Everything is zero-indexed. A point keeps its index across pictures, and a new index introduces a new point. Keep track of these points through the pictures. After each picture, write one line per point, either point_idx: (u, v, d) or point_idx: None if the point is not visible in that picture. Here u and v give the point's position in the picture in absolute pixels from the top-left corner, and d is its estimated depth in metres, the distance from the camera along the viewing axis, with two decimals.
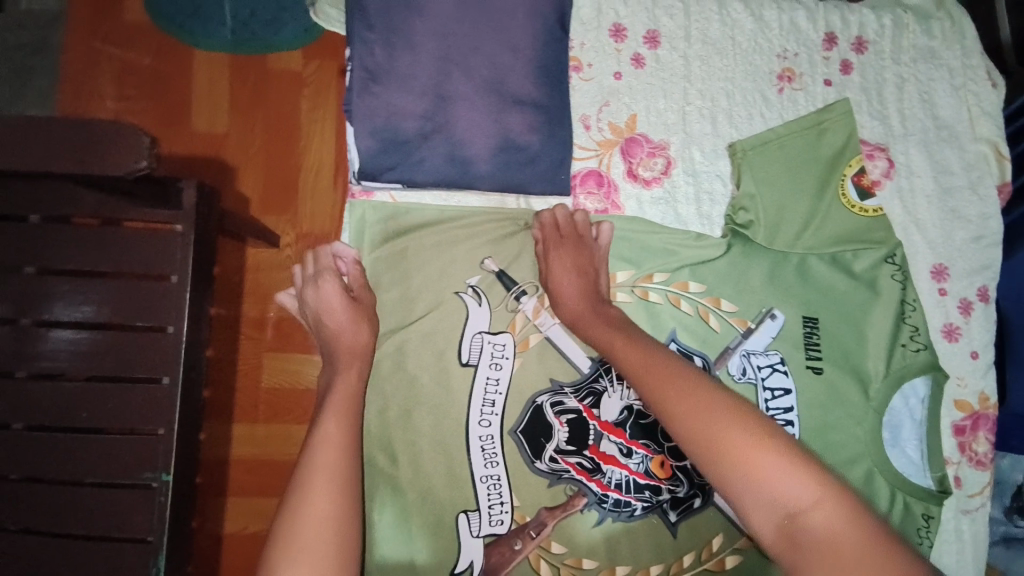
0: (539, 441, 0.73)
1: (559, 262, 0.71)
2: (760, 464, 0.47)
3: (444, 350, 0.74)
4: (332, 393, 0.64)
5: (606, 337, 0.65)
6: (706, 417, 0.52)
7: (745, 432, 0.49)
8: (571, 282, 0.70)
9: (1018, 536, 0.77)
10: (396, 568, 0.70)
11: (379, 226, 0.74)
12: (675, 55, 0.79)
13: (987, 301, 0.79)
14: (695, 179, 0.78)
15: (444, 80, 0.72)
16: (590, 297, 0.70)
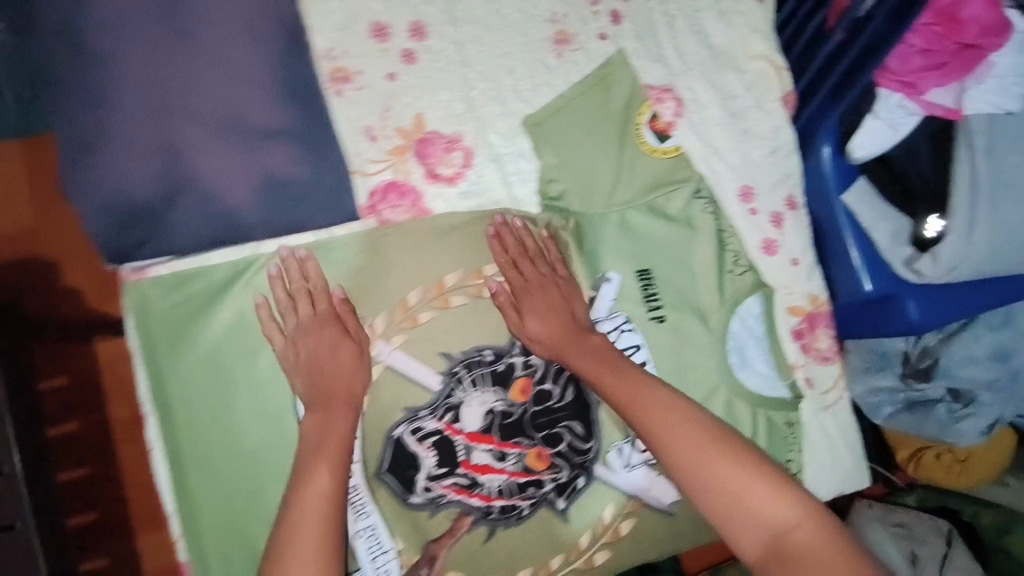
0: (408, 473, 0.72)
1: (529, 302, 0.74)
2: (746, 494, 0.63)
3: (279, 415, 0.69)
4: (323, 442, 0.64)
5: (591, 365, 0.72)
6: (697, 450, 0.65)
7: (730, 463, 0.64)
8: (541, 326, 0.73)
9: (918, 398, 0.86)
10: None
11: (164, 300, 0.67)
12: (446, 43, 0.75)
13: (796, 209, 0.83)
14: (498, 163, 0.76)
15: (170, 134, 0.65)
16: (568, 330, 0.74)
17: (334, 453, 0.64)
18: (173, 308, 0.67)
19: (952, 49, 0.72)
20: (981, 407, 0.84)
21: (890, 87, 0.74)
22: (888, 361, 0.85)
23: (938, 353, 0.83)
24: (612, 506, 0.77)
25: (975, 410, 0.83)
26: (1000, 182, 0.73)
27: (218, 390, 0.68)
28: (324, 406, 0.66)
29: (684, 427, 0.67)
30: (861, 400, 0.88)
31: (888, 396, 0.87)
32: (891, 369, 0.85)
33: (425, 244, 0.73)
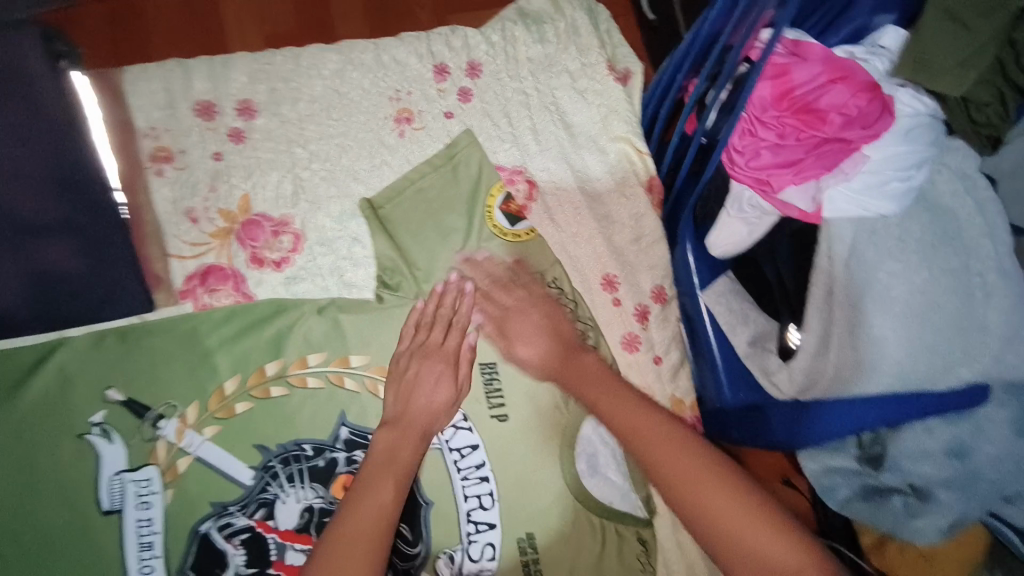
0: (211, 574, 0.65)
1: (420, 377, 0.65)
2: (745, 534, 0.51)
3: (78, 502, 0.64)
4: (392, 458, 0.60)
5: (591, 392, 0.63)
6: (695, 482, 0.54)
7: (727, 498, 0.53)
8: (436, 391, 0.65)
9: (879, 486, 0.69)
10: None
11: None
12: (278, 122, 0.73)
13: (663, 301, 0.75)
14: (329, 247, 0.73)
15: None
16: (554, 352, 0.66)
17: (402, 468, 0.60)
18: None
19: (809, 143, 0.65)
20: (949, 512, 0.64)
21: (744, 183, 0.68)
22: (842, 444, 0.70)
23: (887, 441, 0.68)
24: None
25: (935, 508, 0.64)
26: (870, 295, 0.63)
27: (16, 477, 0.64)
28: (402, 424, 0.63)
29: (674, 451, 0.56)
30: (812, 480, 0.72)
31: (844, 479, 0.70)
32: (845, 449, 0.70)
33: (238, 333, 0.69)
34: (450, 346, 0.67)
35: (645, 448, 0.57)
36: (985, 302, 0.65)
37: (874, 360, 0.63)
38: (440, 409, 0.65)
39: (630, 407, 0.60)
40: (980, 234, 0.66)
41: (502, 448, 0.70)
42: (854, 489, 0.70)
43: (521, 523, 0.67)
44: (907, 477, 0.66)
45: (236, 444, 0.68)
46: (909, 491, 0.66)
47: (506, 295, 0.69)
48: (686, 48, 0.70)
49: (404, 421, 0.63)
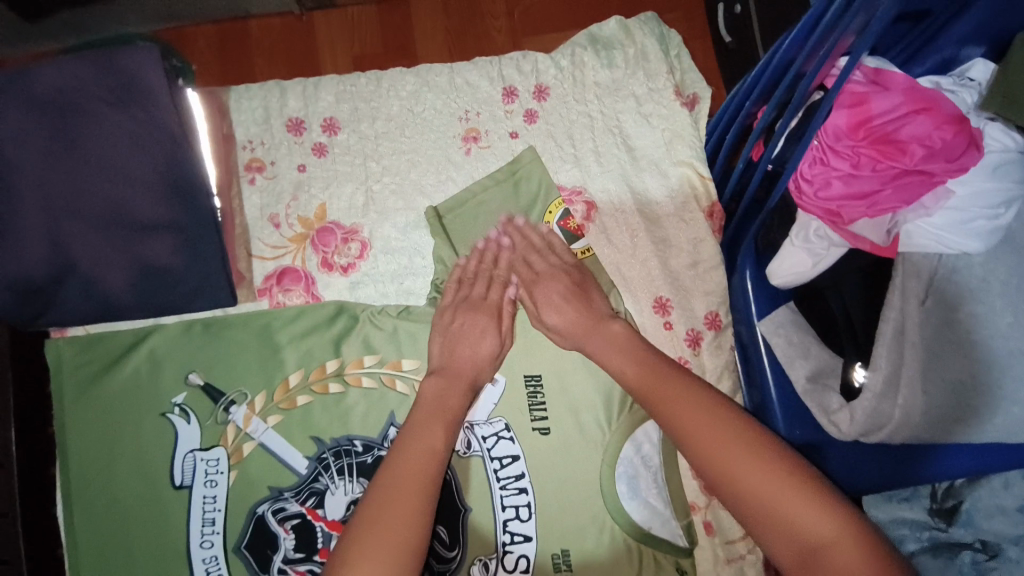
0: (265, 552, 0.71)
1: (483, 329, 0.71)
2: (776, 495, 0.53)
3: (156, 475, 0.72)
4: (430, 401, 0.66)
5: (615, 360, 0.65)
6: (727, 447, 0.56)
7: (758, 462, 0.55)
8: (495, 343, 0.71)
9: (946, 540, 0.65)
10: None
11: (77, 362, 0.73)
12: (356, 137, 0.79)
13: (718, 328, 0.74)
14: (393, 256, 0.77)
15: (60, 222, 0.64)
16: (584, 318, 0.69)
17: (445, 412, 0.65)
18: (87, 363, 0.73)
19: (887, 175, 0.61)
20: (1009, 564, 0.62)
21: (813, 213, 0.65)
22: (913, 491, 0.68)
23: (963, 493, 0.65)
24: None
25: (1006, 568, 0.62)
26: (948, 336, 0.60)
27: (108, 446, 0.72)
28: (447, 372, 0.68)
29: (705, 416, 0.58)
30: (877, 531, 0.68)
31: (912, 531, 0.67)
32: (919, 501, 0.67)
33: (304, 331, 0.75)
34: (493, 300, 0.72)
35: (670, 413, 0.60)
36: None
37: (946, 404, 0.60)
38: (486, 360, 0.70)
39: (660, 372, 0.63)
40: None
41: (546, 460, 0.72)
42: (923, 544, 0.66)
43: (558, 535, 0.70)
44: (978, 533, 0.64)
45: (296, 434, 0.73)
46: (980, 548, 0.64)
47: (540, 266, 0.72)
48: (757, 74, 0.68)
49: (451, 368, 0.69)
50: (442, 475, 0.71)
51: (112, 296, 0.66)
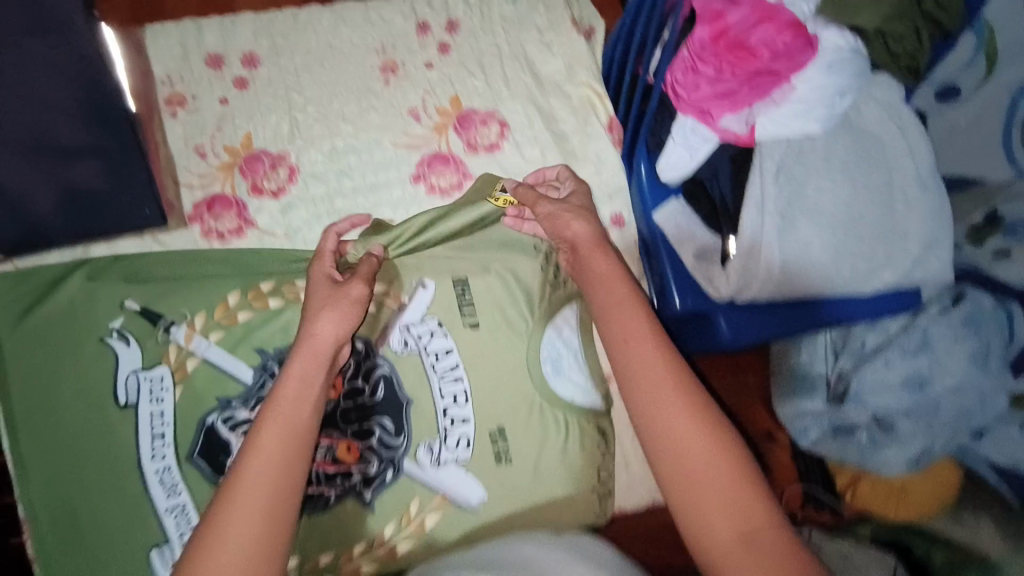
0: (218, 458, 0.74)
1: (326, 306, 0.64)
2: (715, 477, 0.50)
3: (100, 398, 0.73)
4: (278, 400, 0.57)
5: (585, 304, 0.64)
6: (675, 428, 0.53)
7: (703, 443, 0.52)
8: (340, 326, 0.63)
9: (843, 424, 0.85)
10: None
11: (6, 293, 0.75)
12: (277, 71, 0.83)
13: (622, 226, 0.85)
14: (321, 180, 0.82)
15: None
16: (597, 239, 0.69)
17: (295, 419, 0.56)
18: (24, 296, 0.75)
19: (743, 77, 0.73)
20: (902, 435, 0.79)
21: (688, 113, 0.76)
22: (813, 387, 0.89)
23: (849, 378, 0.85)
24: (419, 503, 0.78)
25: (895, 438, 0.80)
26: (800, 206, 0.73)
27: (48, 373, 0.73)
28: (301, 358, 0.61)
29: (658, 393, 0.55)
30: (789, 422, 0.91)
31: (814, 420, 0.88)
32: (816, 392, 0.88)
33: (243, 255, 0.79)
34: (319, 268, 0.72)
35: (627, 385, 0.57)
36: (905, 215, 0.75)
37: (800, 262, 0.73)
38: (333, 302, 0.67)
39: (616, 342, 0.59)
40: (903, 153, 0.75)
41: (473, 351, 0.80)
42: (823, 430, 0.87)
43: (496, 417, 0.80)
44: (866, 407, 0.82)
45: (239, 349, 0.76)
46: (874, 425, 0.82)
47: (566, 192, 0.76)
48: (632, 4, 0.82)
49: (306, 347, 0.61)
50: (386, 372, 0.78)
51: (40, 216, 0.69)
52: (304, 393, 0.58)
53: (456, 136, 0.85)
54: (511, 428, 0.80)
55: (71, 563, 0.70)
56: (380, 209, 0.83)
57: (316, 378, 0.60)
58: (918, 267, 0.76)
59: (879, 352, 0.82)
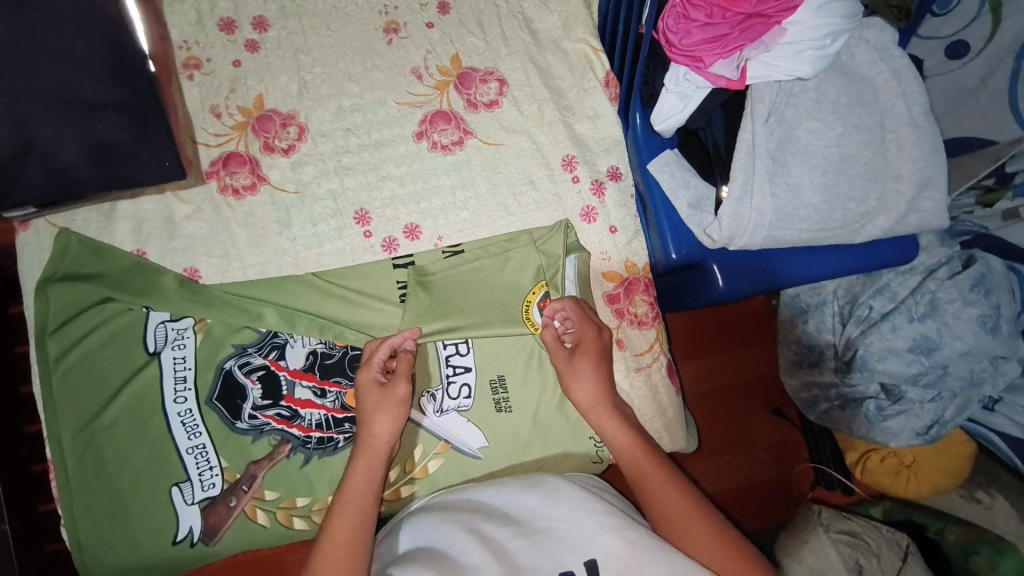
0: (234, 402, 0.81)
1: (379, 408, 0.74)
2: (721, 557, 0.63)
3: (130, 344, 0.81)
4: (346, 491, 0.69)
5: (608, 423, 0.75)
6: (688, 523, 0.66)
7: (714, 537, 0.64)
8: (395, 423, 0.74)
9: (850, 396, 1.20)
10: (108, 544, 0.78)
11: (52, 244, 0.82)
12: (286, 33, 0.87)
13: (618, 179, 0.88)
14: (328, 138, 0.85)
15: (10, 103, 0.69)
16: (601, 384, 0.77)
17: (358, 506, 0.68)
18: (69, 250, 0.80)
19: (736, 20, 0.73)
20: (906, 403, 1.14)
21: (679, 62, 0.76)
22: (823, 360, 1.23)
23: (857, 342, 1.15)
24: (423, 454, 0.82)
25: (902, 407, 1.14)
26: (791, 148, 0.74)
27: (84, 320, 0.80)
28: (365, 452, 0.72)
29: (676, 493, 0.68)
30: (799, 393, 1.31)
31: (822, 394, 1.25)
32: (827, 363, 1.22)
33: (257, 210, 0.84)
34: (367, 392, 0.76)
35: (652, 498, 0.69)
36: (898, 155, 0.75)
37: (792, 203, 0.74)
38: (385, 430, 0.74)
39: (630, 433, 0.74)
40: (895, 96, 0.76)
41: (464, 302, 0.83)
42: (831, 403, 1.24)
43: (496, 363, 0.84)
44: (874, 371, 1.13)
45: (259, 298, 0.81)
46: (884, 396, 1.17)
47: (577, 338, 0.79)
48: None
49: (367, 443, 0.72)
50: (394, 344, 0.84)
51: (69, 167, 0.73)
52: (367, 483, 0.70)
53: (457, 94, 0.87)
54: (511, 374, 0.84)
55: (96, 494, 0.78)
56: (385, 165, 0.86)
57: (376, 472, 0.71)
58: (911, 211, 0.76)
59: (888, 319, 1.11)
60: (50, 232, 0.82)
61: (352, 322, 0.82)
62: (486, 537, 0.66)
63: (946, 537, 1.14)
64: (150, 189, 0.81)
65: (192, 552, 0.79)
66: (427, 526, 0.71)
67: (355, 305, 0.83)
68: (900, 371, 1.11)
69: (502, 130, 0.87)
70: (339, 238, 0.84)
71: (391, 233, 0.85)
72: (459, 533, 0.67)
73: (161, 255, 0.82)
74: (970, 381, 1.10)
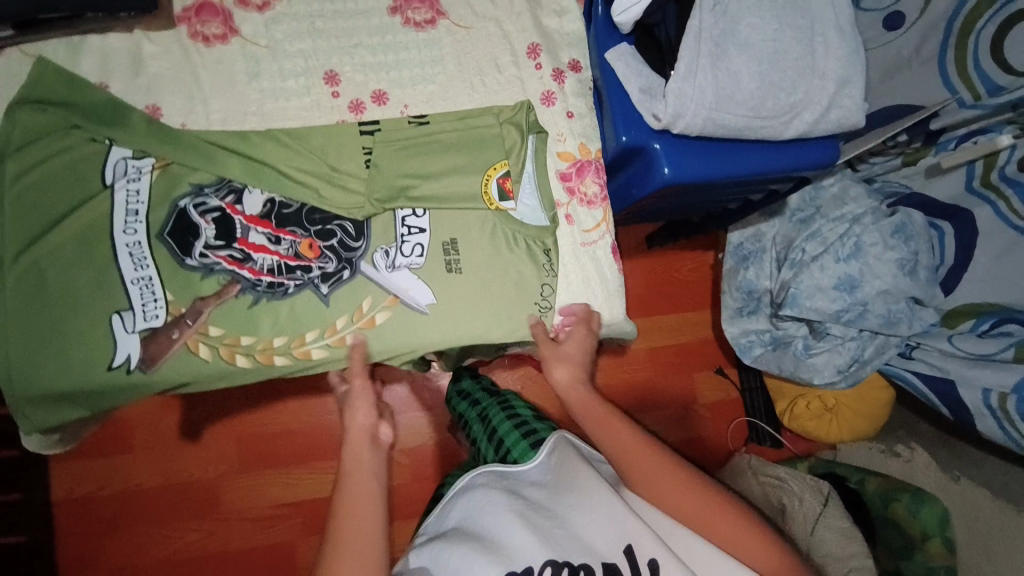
0: (186, 239, 0.82)
1: (361, 408, 0.77)
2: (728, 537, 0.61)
3: (86, 176, 0.80)
4: (346, 486, 0.67)
5: (595, 415, 0.73)
6: (689, 502, 0.63)
7: (719, 512, 0.62)
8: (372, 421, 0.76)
9: (780, 335, 1.42)
10: (42, 367, 0.77)
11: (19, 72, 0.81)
12: None
13: (577, 71, 0.95)
14: (303, 2, 0.89)
15: None
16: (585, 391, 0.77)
17: (367, 491, 0.67)
18: (44, 77, 0.80)
19: None
20: (829, 340, 1.34)
21: None
22: (759, 311, 1.44)
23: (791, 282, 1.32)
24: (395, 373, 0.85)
25: (827, 347, 1.35)
26: (730, 39, 0.83)
27: (38, 145, 0.79)
28: (349, 452, 0.72)
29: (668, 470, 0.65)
30: (738, 342, 1.46)
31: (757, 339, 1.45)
32: (762, 312, 1.44)
33: (229, 58, 0.86)
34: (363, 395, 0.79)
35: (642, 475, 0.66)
36: (823, 56, 0.84)
37: (729, 87, 0.82)
38: (368, 427, 0.75)
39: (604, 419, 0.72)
40: (823, 5, 0.86)
41: (423, 164, 0.87)
42: (765, 346, 1.44)
43: (450, 227, 0.88)
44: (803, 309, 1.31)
45: (225, 143, 0.83)
46: (808, 334, 1.38)
47: (570, 336, 0.87)
48: None
49: (354, 439, 0.73)
50: (348, 221, 0.86)
51: None
52: (368, 484, 0.68)
53: None
54: (462, 236, 0.88)
55: (33, 315, 0.78)
56: (359, 34, 0.89)
57: (371, 461, 0.71)
58: (833, 107, 0.85)
59: (819, 262, 1.30)
60: (19, 58, 0.82)
61: (309, 170, 0.85)
62: (527, 515, 0.67)
63: (866, 486, 1.31)
64: (119, 22, 0.82)
65: (127, 379, 0.79)
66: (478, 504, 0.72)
67: (318, 159, 0.85)
68: (826, 307, 1.29)
69: (473, 15, 0.93)
70: (308, 94, 0.87)
71: (359, 96, 0.89)
72: (505, 512, 0.68)
73: (124, 89, 0.83)
74: (888, 320, 1.28)
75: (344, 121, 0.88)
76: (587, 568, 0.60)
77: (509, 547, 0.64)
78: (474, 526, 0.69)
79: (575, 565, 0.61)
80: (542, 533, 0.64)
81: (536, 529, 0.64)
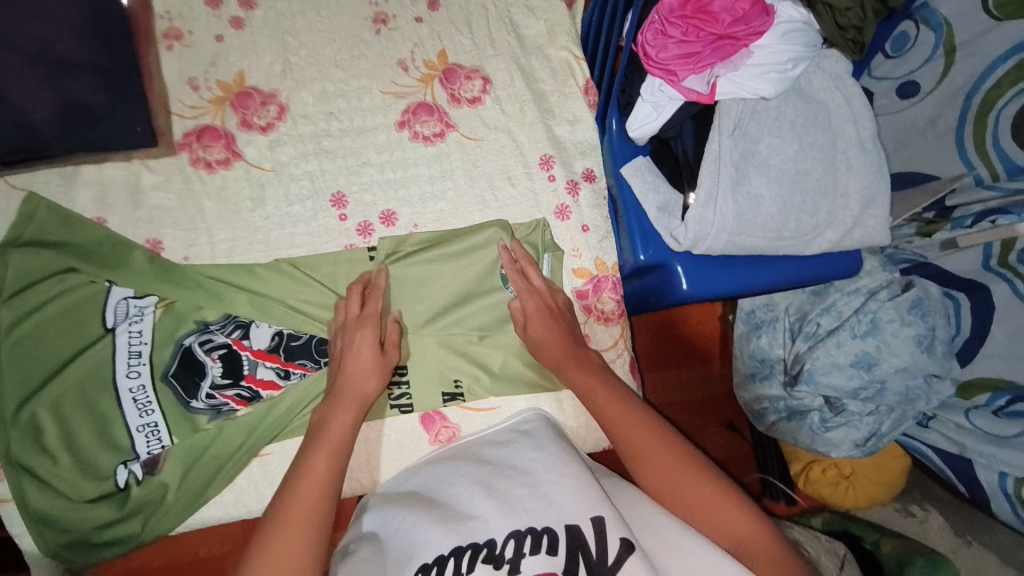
0: (192, 381, 0.79)
1: (366, 361, 0.76)
2: (648, 442, 0.67)
3: (87, 320, 0.77)
4: (324, 430, 0.70)
5: (551, 335, 0.80)
6: (616, 404, 0.72)
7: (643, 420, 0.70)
8: (378, 383, 0.75)
9: (795, 407, 1.17)
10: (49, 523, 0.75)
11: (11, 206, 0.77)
12: (271, 16, 0.87)
13: (592, 181, 0.92)
14: (309, 120, 0.85)
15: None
16: (566, 344, 0.80)
17: (339, 448, 0.69)
18: (36, 215, 0.76)
19: (709, 39, 0.77)
20: (848, 417, 1.12)
21: (655, 74, 0.80)
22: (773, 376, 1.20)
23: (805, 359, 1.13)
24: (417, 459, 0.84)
25: (845, 422, 1.12)
26: (751, 161, 0.80)
27: (40, 292, 0.76)
28: (338, 400, 0.73)
29: (602, 381, 0.76)
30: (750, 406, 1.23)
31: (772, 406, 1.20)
32: (776, 378, 1.20)
33: (231, 185, 0.83)
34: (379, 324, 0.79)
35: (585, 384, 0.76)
36: (847, 174, 0.82)
37: (752, 212, 0.79)
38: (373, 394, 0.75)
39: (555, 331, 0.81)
40: (847, 120, 0.83)
41: (422, 286, 0.84)
42: (779, 414, 1.19)
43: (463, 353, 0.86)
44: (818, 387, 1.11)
45: (233, 280, 0.80)
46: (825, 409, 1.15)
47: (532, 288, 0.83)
48: None
49: (345, 393, 0.74)
50: None
51: (36, 127, 0.71)
52: (347, 432, 0.71)
53: (441, 87, 0.89)
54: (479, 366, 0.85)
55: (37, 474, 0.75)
56: (366, 151, 0.86)
57: (356, 419, 0.73)
58: (858, 226, 0.83)
59: (833, 337, 1.11)
60: (5, 192, 0.77)
61: (317, 302, 0.82)
62: (495, 488, 0.64)
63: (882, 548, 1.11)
64: (118, 155, 0.79)
65: (137, 493, 0.77)
66: (443, 482, 0.70)
67: (328, 289, 0.82)
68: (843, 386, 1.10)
69: (484, 127, 0.89)
70: (315, 219, 0.84)
71: (367, 218, 0.85)
72: (473, 491, 0.65)
73: (123, 223, 0.80)
74: (906, 398, 1.09)
75: (353, 245, 0.85)
76: (550, 534, 0.57)
77: (470, 523, 0.61)
78: (437, 496, 0.69)
79: (538, 531, 0.57)
80: (512, 509, 0.60)
81: (510, 510, 0.60)
